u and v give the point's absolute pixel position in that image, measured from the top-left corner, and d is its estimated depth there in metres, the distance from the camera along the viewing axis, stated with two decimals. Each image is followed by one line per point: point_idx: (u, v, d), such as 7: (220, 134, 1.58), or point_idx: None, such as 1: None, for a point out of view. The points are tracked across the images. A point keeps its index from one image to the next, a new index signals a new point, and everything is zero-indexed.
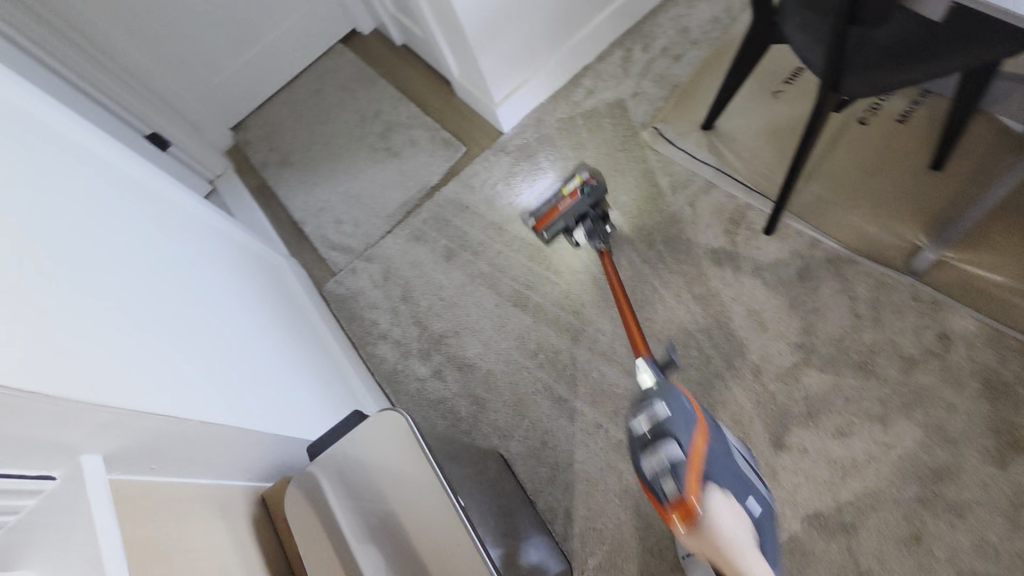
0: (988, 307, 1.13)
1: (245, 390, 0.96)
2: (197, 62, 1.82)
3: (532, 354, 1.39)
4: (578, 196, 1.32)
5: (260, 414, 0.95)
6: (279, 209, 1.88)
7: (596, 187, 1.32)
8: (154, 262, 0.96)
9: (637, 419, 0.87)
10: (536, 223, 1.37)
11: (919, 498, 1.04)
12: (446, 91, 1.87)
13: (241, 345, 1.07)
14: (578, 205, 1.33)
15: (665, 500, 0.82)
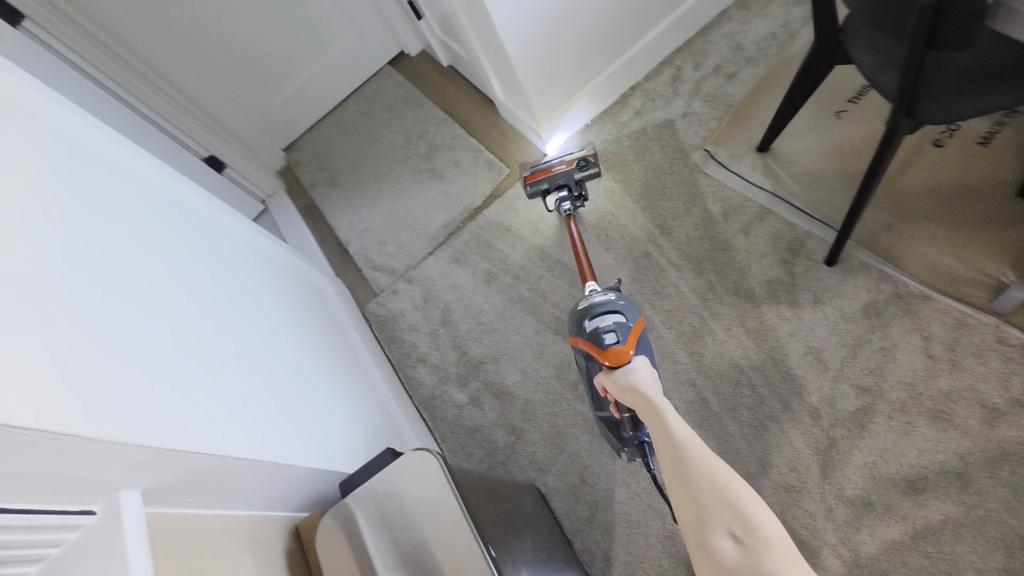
0: None
1: (282, 419, 0.97)
2: (252, 87, 1.90)
3: (572, 385, 1.35)
4: (573, 165, 1.44)
5: (298, 445, 0.96)
6: (326, 228, 1.92)
7: (594, 164, 1.44)
8: (202, 287, 0.98)
9: (585, 300, 1.14)
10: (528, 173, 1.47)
11: (1005, 569, 0.94)
12: (491, 112, 1.86)
13: (283, 370, 1.08)
14: (570, 173, 1.44)
15: (602, 342, 1.03)
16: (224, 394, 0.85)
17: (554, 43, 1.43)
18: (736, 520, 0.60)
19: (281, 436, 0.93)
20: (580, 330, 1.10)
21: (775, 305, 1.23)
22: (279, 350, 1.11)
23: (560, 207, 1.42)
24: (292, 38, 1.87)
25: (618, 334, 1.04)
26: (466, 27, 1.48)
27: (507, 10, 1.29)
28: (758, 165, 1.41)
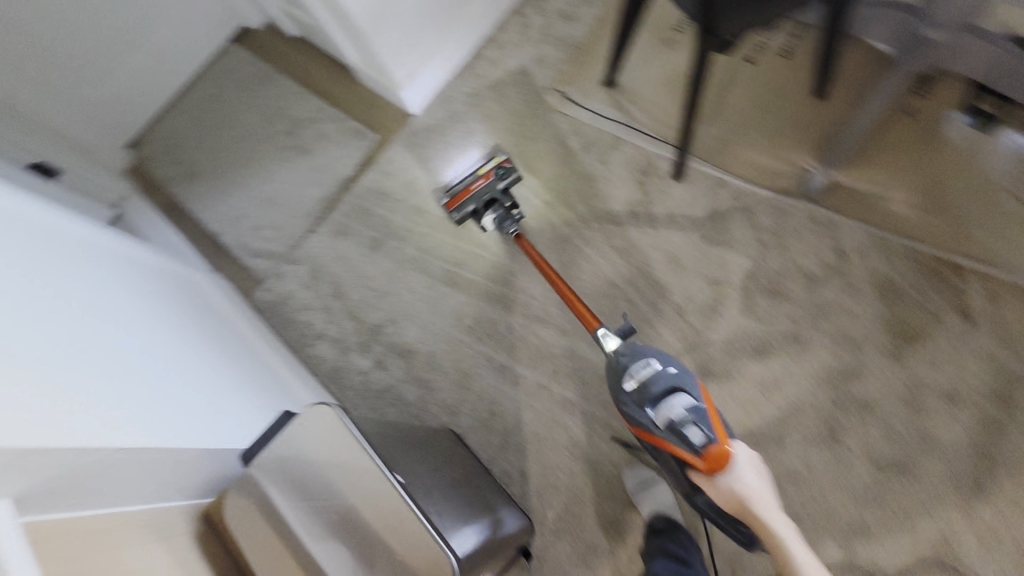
0: (883, 220, 1.19)
1: (175, 405, 0.94)
2: (73, 79, 1.69)
3: (470, 329, 1.41)
4: (492, 177, 1.28)
5: (197, 428, 0.94)
6: (193, 223, 1.80)
7: (511, 169, 1.28)
8: (46, 283, 0.89)
9: (632, 376, 1.00)
10: (446, 200, 1.29)
11: (833, 400, 1.12)
12: (349, 79, 1.81)
13: (168, 359, 1.03)
14: (492, 186, 1.28)
15: (693, 446, 0.92)
16: (99, 384, 0.82)
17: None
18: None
19: (178, 420, 0.91)
20: (641, 415, 0.99)
21: (637, 224, 1.35)
22: (161, 339, 1.07)
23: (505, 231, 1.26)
24: (109, 19, 1.67)
25: (702, 428, 0.92)
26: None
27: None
28: (608, 100, 1.50)
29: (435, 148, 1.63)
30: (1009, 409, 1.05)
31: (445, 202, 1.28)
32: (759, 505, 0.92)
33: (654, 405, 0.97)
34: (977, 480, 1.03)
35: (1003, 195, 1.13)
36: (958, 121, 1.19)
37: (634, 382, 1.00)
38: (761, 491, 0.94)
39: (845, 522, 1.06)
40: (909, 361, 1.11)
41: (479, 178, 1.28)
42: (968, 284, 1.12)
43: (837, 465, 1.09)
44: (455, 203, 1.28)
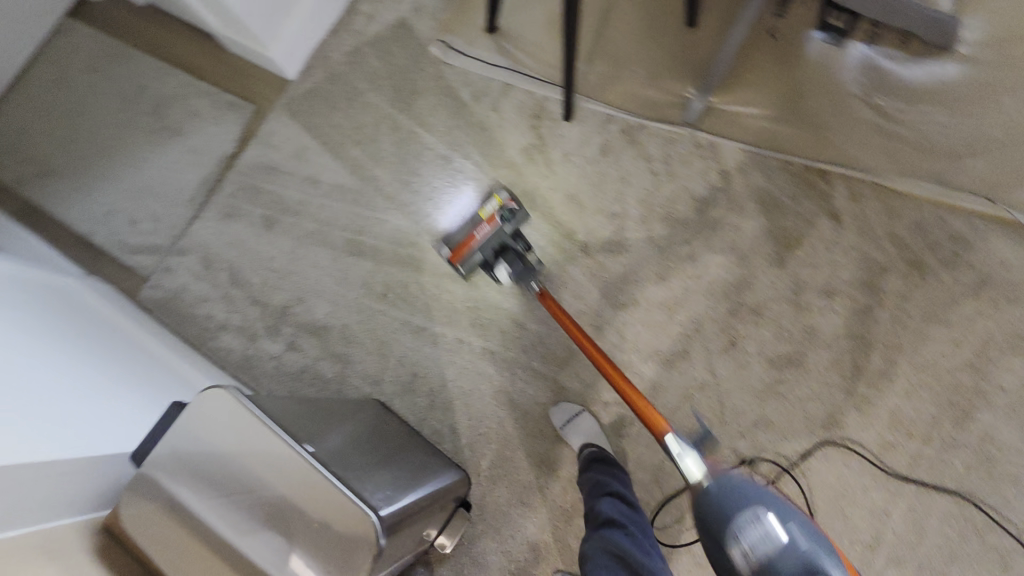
0: (757, 138, 1.26)
1: (37, 416, 0.87)
2: None
3: (382, 296, 1.37)
4: (497, 222, 1.20)
5: (62, 441, 0.87)
6: (54, 225, 1.61)
7: (517, 211, 1.21)
8: None
9: (739, 543, 0.76)
10: (450, 253, 1.23)
11: (730, 311, 1.20)
12: (214, 48, 1.65)
13: (33, 366, 0.95)
14: (498, 231, 1.21)
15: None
16: None
17: None
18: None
19: (36, 433, 0.85)
20: None
21: (535, 168, 1.36)
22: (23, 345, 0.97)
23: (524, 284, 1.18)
24: None
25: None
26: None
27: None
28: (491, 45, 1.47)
29: (320, 113, 1.53)
30: (875, 294, 1.17)
31: (451, 256, 1.22)
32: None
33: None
34: (854, 361, 1.15)
35: (856, 102, 1.23)
36: (813, 39, 1.27)
37: (748, 560, 0.75)
38: None
39: (750, 418, 1.16)
40: (791, 265, 1.21)
41: (482, 223, 1.20)
42: (834, 188, 1.22)
43: (737, 368, 1.18)
44: (461, 257, 1.21)
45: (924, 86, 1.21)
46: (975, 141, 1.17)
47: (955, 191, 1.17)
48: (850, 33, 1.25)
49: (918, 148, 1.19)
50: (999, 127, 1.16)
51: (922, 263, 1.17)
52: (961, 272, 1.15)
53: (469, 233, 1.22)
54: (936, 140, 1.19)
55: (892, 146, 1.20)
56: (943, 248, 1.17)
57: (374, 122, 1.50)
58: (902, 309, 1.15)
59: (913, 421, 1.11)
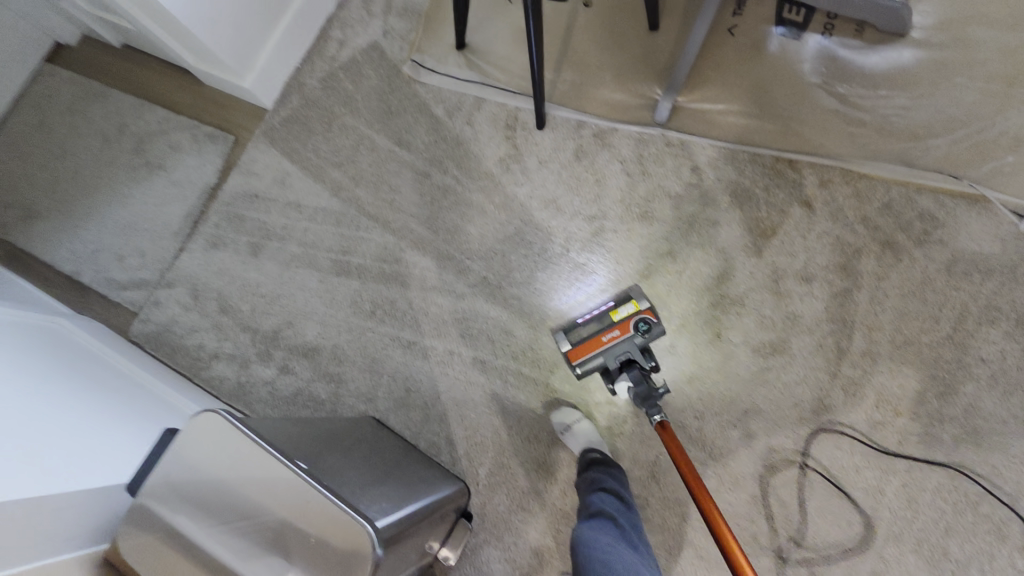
0: (725, 134, 1.30)
1: (24, 455, 0.88)
2: None
3: (371, 314, 1.39)
4: (630, 331, 1.10)
5: (49, 478, 0.88)
6: (41, 267, 1.62)
7: (653, 327, 1.09)
8: None
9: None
10: (572, 349, 1.12)
11: (713, 304, 1.22)
12: (191, 82, 1.68)
13: (22, 404, 0.96)
14: (629, 341, 1.10)
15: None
16: None
17: None
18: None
19: (22, 471, 0.85)
20: None
21: (514, 179, 1.39)
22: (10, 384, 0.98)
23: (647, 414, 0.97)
24: None
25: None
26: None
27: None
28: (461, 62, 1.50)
29: (298, 139, 1.55)
30: (852, 277, 1.19)
31: (570, 351, 1.12)
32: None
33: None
34: (837, 343, 1.17)
35: (818, 92, 1.26)
36: (772, 34, 1.30)
37: None
38: None
39: (740, 407, 1.17)
40: (768, 254, 1.23)
41: (613, 328, 1.11)
42: (804, 176, 1.26)
43: (724, 359, 1.19)
44: (581, 355, 1.11)
45: (881, 72, 1.25)
46: (933, 121, 1.21)
47: (920, 171, 1.20)
48: (807, 26, 1.30)
49: (881, 132, 1.23)
50: (956, 106, 1.20)
51: (895, 242, 1.20)
52: (933, 250, 1.18)
53: (597, 334, 1.12)
54: (897, 123, 1.22)
55: (855, 132, 1.24)
56: (913, 227, 1.20)
57: (352, 144, 1.52)
58: (879, 290, 1.18)
59: (899, 398, 1.13)
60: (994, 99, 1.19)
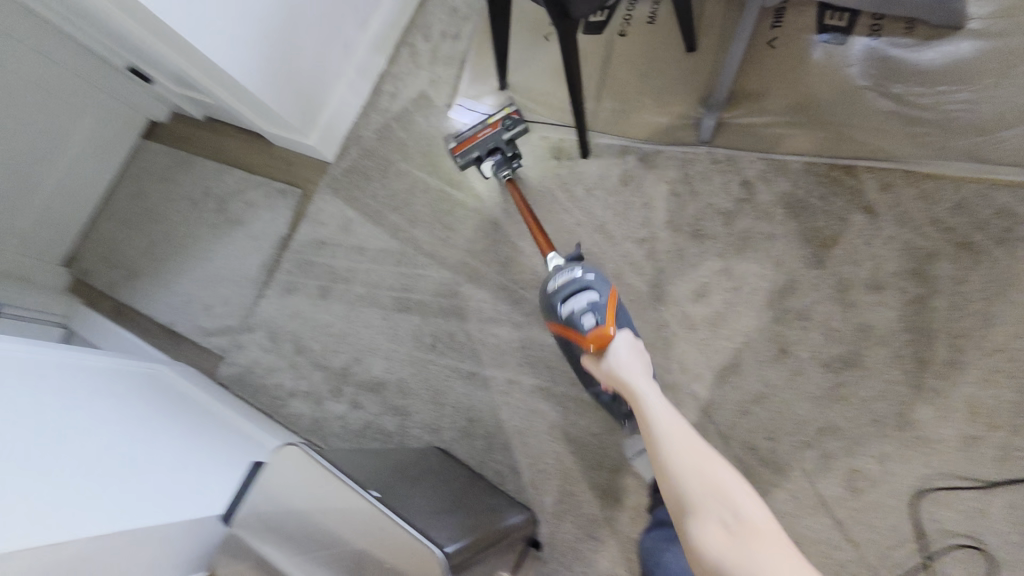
0: (774, 146, 1.28)
1: (138, 486, 0.99)
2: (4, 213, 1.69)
3: (432, 347, 1.44)
4: (500, 127, 1.40)
5: (159, 507, 0.98)
6: (145, 320, 1.82)
7: (517, 122, 1.41)
8: (20, 406, 1.00)
9: (551, 279, 1.15)
10: (456, 145, 1.43)
11: (775, 318, 1.19)
12: (263, 145, 1.85)
13: (137, 443, 1.09)
14: (497, 135, 1.41)
15: (582, 326, 1.07)
16: (66, 488, 0.91)
17: (271, 51, 1.43)
18: (730, 514, 0.76)
19: (136, 501, 0.96)
20: (552, 308, 1.13)
21: (590, 245, 1.36)
22: (123, 425, 1.12)
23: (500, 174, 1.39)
24: (28, 152, 1.68)
25: (595, 308, 1.08)
26: (172, 59, 1.41)
27: (205, 33, 1.27)
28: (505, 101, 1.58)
29: (358, 187, 1.67)
30: (928, 283, 1.12)
31: (454, 146, 1.42)
32: (631, 383, 0.97)
33: (560, 299, 1.12)
34: (917, 354, 1.09)
35: (869, 95, 1.23)
36: (815, 42, 1.28)
37: (553, 282, 1.14)
38: (633, 366, 1.01)
39: (814, 426, 1.11)
40: (831, 263, 1.18)
41: (486, 126, 1.41)
42: (863, 182, 1.21)
43: (792, 376, 1.14)
44: (461, 148, 1.41)
45: (938, 67, 1.19)
46: (1003, 112, 1.14)
47: (992, 166, 1.13)
48: (852, 30, 1.26)
49: (944, 129, 1.17)
50: None
51: (972, 243, 1.12)
52: (1017, 248, 1.10)
53: (474, 133, 1.42)
54: (961, 118, 1.16)
55: (916, 131, 1.19)
56: (992, 225, 1.12)
57: (407, 187, 1.62)
58: (959, 294, 1.10)
59: (995, 410, 1.04)
60: None
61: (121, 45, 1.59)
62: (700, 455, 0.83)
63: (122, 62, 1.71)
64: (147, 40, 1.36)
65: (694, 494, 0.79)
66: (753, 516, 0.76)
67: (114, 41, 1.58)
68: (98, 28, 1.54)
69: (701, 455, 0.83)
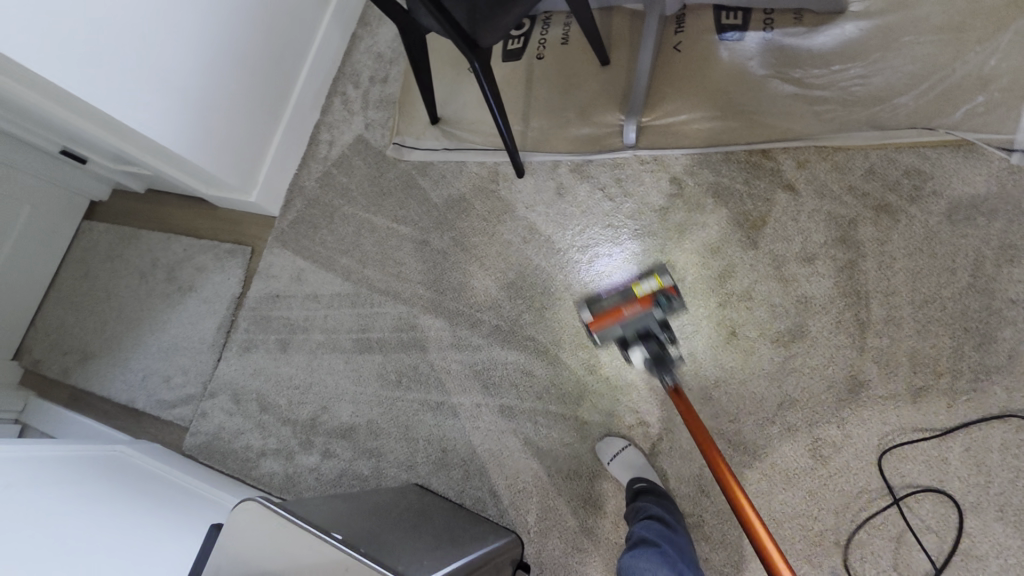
0: (696, 141, 1.34)
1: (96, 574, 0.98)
2: None
3: (397, 383, 1.43)
4: (651, 304, 1.07)
5: None
6: (102, 402, 1.78)
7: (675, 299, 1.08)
8: None
9: None
10: (593, 319, 1.08)
11: (721, 303, 1.22)
12: (207, 208, 1.85)
13: (92, 532, 1.08)
14: (649, 315, 1.07)
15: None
16: None
17: (199, 114, 1.44)
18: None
19: None
20: None
21: (539, 260, 1.40)
22: (81, 515, 1.11)
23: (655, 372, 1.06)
24: None
25: None
26: (100, 135, 1.40)
27: (128, 104, 1.28)
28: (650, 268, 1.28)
29: (306, 235, 1.68)
30: (855, 248, 1.17)
31: (591, 321, 1.07)
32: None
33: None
34: (857, 316, 1.13)
35: (773, 82, 1.30)
36: (717, 41, 1.36)
37: None
38: None
39: (774, 402, 1.13)
40: (764, 243, 1.23)
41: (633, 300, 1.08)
42: (781, 163, 1.28)
43: (746, 356, 1.17)
44: (600, 325, 1.07)
45: (830, 50, 1.28)
46: (894, 81, 1.22)
47: (893, 132, 1.20)
48: (748, 26, 1.35)
49: (845, 103, 1.24)
50: (912, 63, 1.21)
51: (888, 204, 1.18)
52: (928, 203, 1.16)
53: (618, 306, 1.08)
54: (858, 92, 1.24)
55: (821, 109, 1.26)
56: (902, 186, 1.19)
57: (354, 229, 1.63)
58: (885, 254, 1.15)
59: (936, 359, 1.08)
60: (949, 47, 1.19)
61: (50, 129, 1.59)
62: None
63: (54, 146, 1.70)
64: (73, 121, 1.35)
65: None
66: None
67: (43, 126, 1.58)
68: (25, 115, 1.53)
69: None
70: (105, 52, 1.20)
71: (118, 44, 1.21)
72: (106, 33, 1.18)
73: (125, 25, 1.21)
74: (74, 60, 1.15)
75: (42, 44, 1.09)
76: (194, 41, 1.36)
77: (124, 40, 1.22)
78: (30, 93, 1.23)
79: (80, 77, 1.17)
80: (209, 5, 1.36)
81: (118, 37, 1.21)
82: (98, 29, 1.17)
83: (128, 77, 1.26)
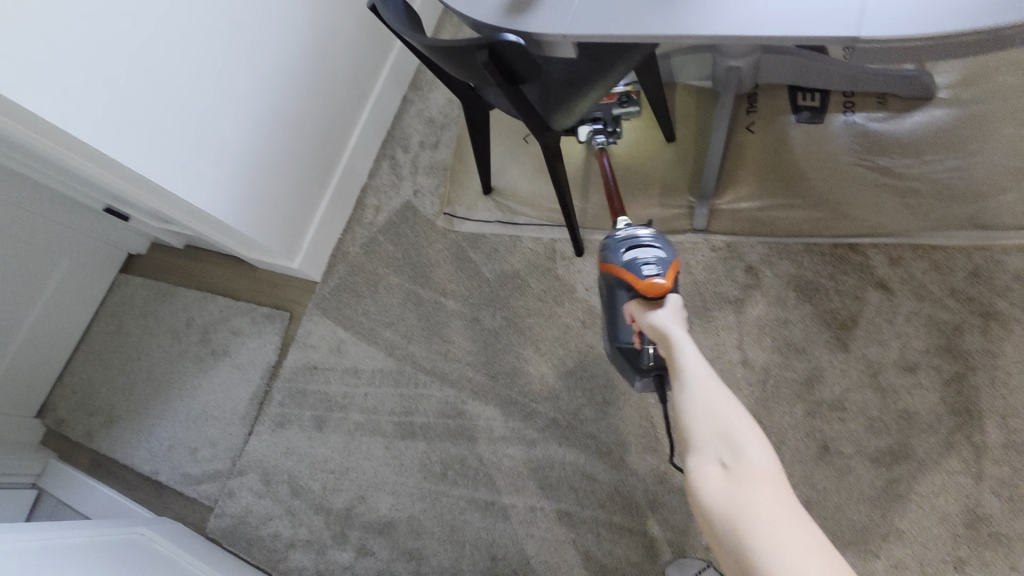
0: (774, 229, 1.24)
1: None
2: None
3: (441, 476, 1.33)
4: (613, 100, 1.31)
5: None
6: (124, 470, 1.69)
7: (636, 101, 1.31)
8: None
9: None
10: None
11: (809, 412, 1.10)
12: (246, 269, 1.80)
13: None
14: (609, 107, 1.31)
15: (640, 271, 1.01)
16: None
17: (246, 180, 1.40)
18: (729, 450, 0.71)
19: None
20: None
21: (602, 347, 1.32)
22: None
23: (592, 138, 1.26)
24: None
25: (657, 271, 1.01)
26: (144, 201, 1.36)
27: (160, 160, 1.20)
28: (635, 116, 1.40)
29: (348, 304, 1.60)
30: (962, 358, 1.07)
31: None
32: (671, 333, 0.88)
33: (624, 248, 1.07)
34: (970, 439, 1.02)
35: (858, 170, 1.22)
36: (793, 123, 1.29)
37: None
38: None
39: (876, 533, 1.01)
40: (856, 347, 1.12)
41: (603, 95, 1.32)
42: (871, 258, 1.17)
43: (841, 476, 1.05)
44: None
45: (919, 139, 1.21)
46: (994, 178, 1.14)
47: (998, 232, 1.11)
48: (827, 109, 1.29)
49: (940, 197, 1.16)
50: (1015, 156, 1.14)
51: (996, 311, 1.08)
52: None
53: None
54: (954, 185, 1.16)
55: (913, 203, 1.17)
56: (1013, 292, 1.08)
57: (399, 301, 1.55)
58: (997, 369, 1.05)
59: None
60: None
61: (96, 189, 1.57)
62: (776, 521, 0.62)
63: (97, 203, 1.67)
64: (110, 184, 1.27)
65: (695, 430, 0.74)
66: (754, 457, 0.69)
67: (88, 186, 1.55)
68: (71, 175, 1.51)
69: (798, 543, 0.60)
70: (143, 108, 1.14)
71: (156, 100, 1.16)
72: (139, 86, 1.12)
73: (157, 78, 1.15)
74: (104, 115, 1.08)
75: (71, 96, 1.02)
76: (246, 107, 1.34)
77: (161, 93, 1.16)
78: (70, 157, 1.16)
79: (127, 145, 1.13)
80: (256, 64, 1.33)
81: (154, 90, 1.15)
82: (136, 84, 1.11)
83: (161, 132, 1.19)
